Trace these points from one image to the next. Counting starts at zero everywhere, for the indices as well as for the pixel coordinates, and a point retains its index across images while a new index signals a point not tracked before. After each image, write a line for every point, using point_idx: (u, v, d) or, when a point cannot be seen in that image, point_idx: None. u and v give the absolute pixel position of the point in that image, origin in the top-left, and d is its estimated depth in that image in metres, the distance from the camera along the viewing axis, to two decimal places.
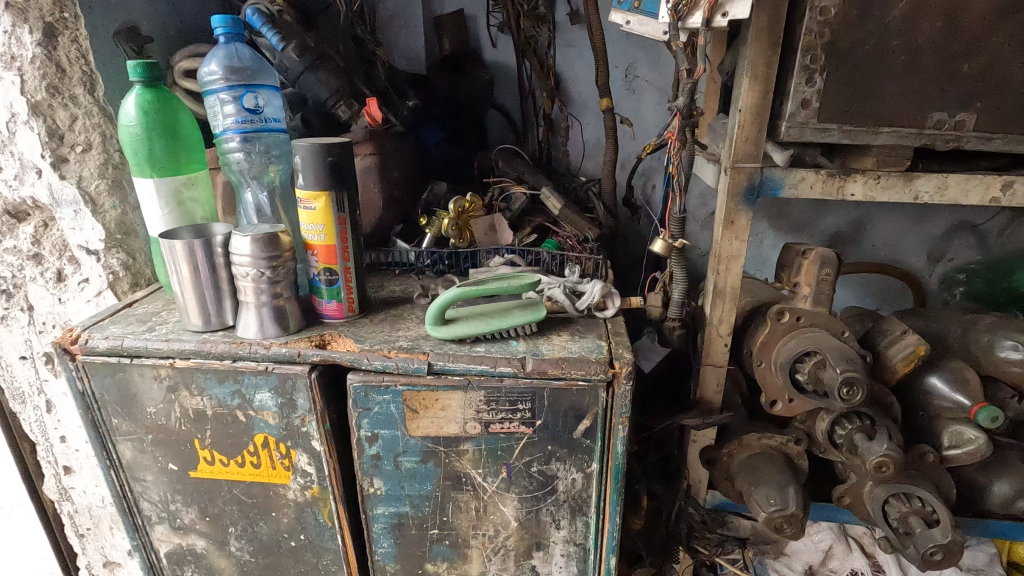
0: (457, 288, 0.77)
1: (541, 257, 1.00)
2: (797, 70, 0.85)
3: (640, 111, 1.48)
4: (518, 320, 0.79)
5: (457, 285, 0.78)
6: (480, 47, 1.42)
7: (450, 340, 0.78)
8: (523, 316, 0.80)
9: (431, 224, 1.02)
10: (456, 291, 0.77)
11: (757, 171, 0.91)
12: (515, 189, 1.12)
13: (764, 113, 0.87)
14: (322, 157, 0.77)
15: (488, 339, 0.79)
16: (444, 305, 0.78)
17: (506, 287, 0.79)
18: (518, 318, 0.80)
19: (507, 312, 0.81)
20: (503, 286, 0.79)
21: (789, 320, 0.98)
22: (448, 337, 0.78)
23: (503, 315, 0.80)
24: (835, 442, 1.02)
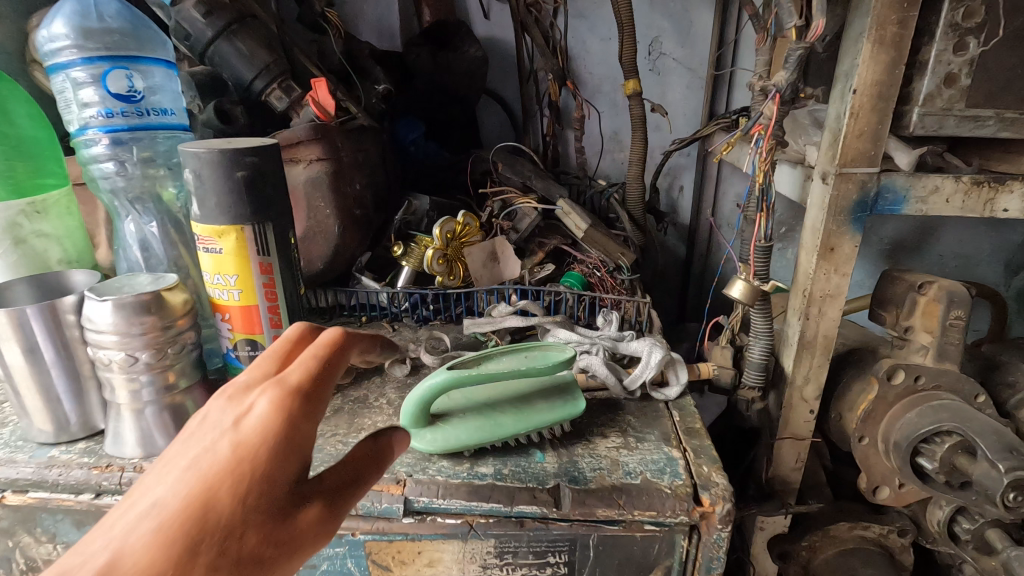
0: (447, 374, 0.49)
1: (563, 299, 0.73)
2: (941, 31, 0.58)
3: (666, 96, 1.21)
4: (546, 419, 0.52)
5: (446, 369, 0.50)
6: (469, 18, 1.15)
7: (434, 452, 0.50)
8: (553, 410, 0.52)
9: (409, 254, 0.74)
10: (444, 379, 0.49)
11: (873, 178, 0.63)
12: (521, 201, 0.83)
13: (890, 94, 0.60)
14: (227, 172, 0.47)
15: (497, 446, 0.52)
16: (428, 398, 0.50)
17: (526, 372, 0.51)
18: (542, 415, 0.52)
19: (524, 404, 0.53)
20: (522, 371, 0.51)
21: (903, 382, 0.72)
22: (429, 448, 0.50)
23: (519, 408, 0.52)
24: (956, 535, 0.76)
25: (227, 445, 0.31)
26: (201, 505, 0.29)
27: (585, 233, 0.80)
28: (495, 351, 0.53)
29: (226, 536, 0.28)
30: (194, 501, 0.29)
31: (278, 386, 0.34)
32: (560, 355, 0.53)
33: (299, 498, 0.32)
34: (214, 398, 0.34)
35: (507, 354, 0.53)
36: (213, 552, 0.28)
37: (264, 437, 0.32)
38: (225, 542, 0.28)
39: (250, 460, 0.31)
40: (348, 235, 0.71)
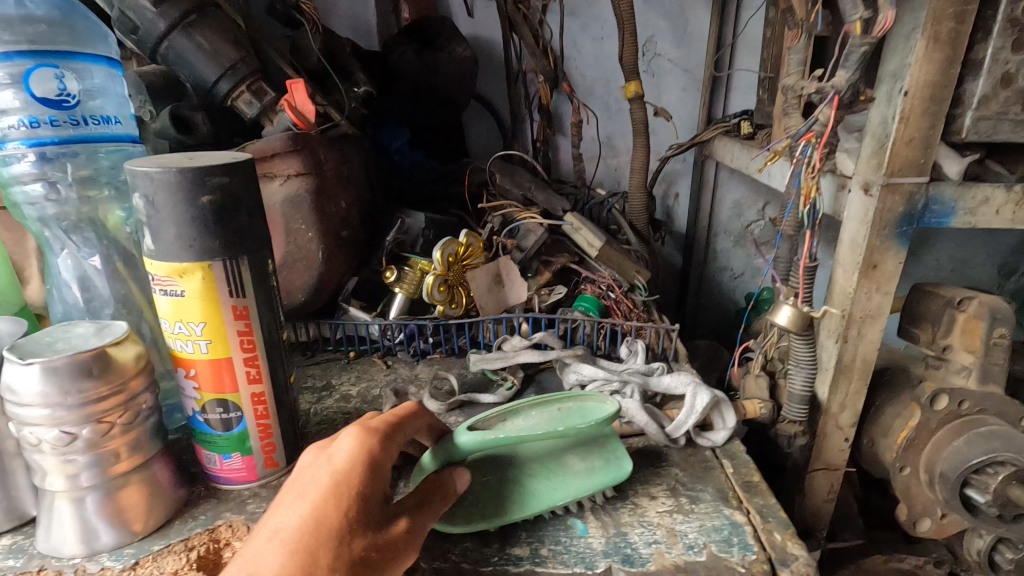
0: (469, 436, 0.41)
1: (580, 327, 0.65)
2: (1000, 27, 0.52)
3: (663, 99, 1.14)
4: (587, 484, 0.43)
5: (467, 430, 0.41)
6: (452, 15, 1.07)
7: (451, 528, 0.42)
8: (594, 472, 0.44)
9: (403, 279, 0.65)
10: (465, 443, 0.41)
11: (921, 188, 0.58)
12: (523, 216, 0.75)
13: (942, 96, 0.54)
14: (190, 198, 0.38)
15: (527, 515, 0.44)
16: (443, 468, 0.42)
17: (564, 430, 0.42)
18: (579, 480, 0.44)
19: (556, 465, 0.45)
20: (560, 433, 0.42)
21: (946, 406, 0.66)
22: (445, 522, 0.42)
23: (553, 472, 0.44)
24: (994, 564, 0.70)
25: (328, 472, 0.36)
26: (313, 521, 0.33)
27: (599, 250, 0.72)
28: (522, 404, 0.45)
29: (338, 541, 0.33)
30: (313, 509, 0.34)
31: (362, 426, 0.39)
32: (601, 410, 0.45)
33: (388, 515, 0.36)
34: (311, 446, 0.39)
35: (537, 408, 0.45)
36: (331, 556, 0.32)
37: (356, 468, 0.36)
38: (338, 547, 0.33)
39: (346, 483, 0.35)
40: (334, 261, 0.62)
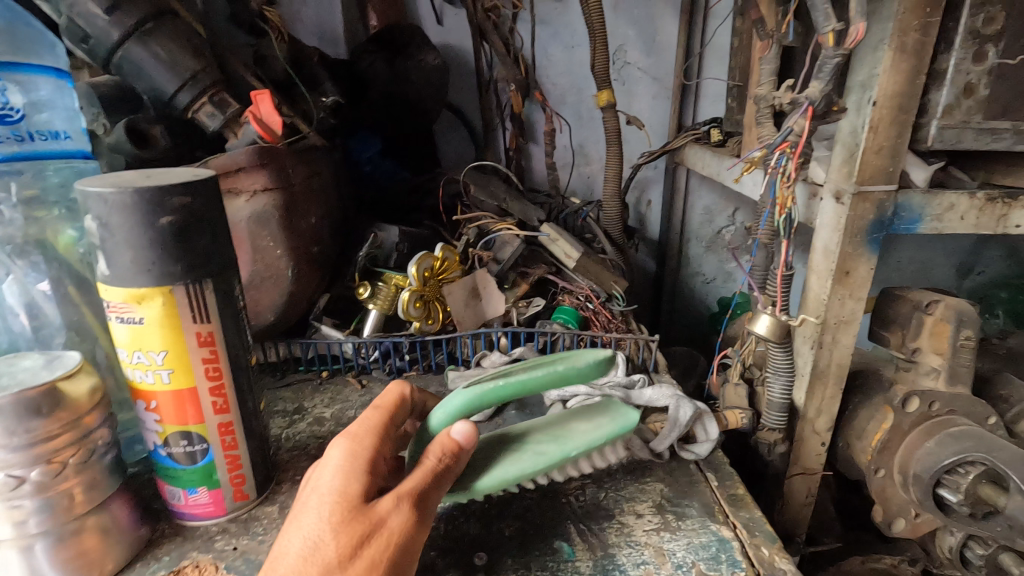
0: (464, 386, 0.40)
1: (559, 341, 0.64)
2: (961, 38, 0.54)
3: (634, 107, 1.15)
4: (592, 438, 0.42)
5: (464, 385, 0.41)
6: (421, 23, 1.06)
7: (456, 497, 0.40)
8: (598, 428, 0.43)
9: (376, 296, 0.63)
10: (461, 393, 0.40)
11: (890, 196, 0.59)
12: (499, 227, 0.74)
13: (908, 106, 0.56)
14: (149, 219, 0.35)
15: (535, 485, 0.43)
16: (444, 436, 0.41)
17: (562, 376, 0.41)
18: (588, 434, 0.43)
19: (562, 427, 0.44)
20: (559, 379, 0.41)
21: (917, 408, 0.68)
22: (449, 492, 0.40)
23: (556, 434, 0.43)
24: (965, 560, 0.72)
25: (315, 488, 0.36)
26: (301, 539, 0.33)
27: (576, 262, 0.71)
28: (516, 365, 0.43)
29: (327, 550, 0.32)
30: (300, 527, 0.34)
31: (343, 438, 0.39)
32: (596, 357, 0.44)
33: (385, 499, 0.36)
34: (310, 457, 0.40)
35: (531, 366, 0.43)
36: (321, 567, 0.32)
37: (339, 478, 0.36)
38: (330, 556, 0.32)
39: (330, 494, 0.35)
40: (305, 278, 0.59)
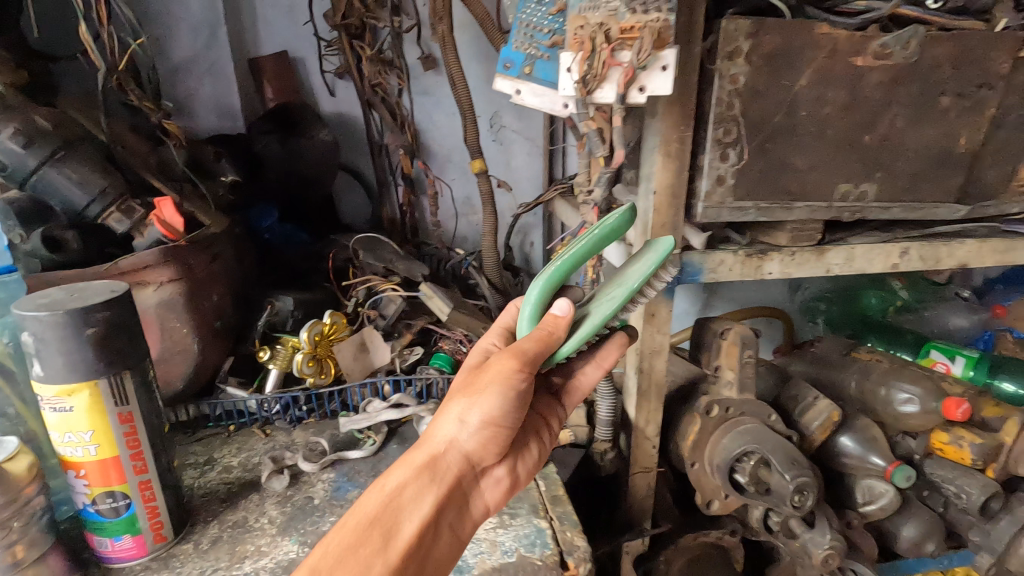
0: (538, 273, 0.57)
1: (433, 383, 0.78)
2: (710, 145, 0.74)
3: (512, 164, 1.33)
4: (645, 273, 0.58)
5: (538, 276, 0.58)
6: (315, 96, 1.20)
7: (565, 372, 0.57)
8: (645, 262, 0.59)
9: (276, 356, 0.74)
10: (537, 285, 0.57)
11: (676, 258, 0.78)
12: (385, 288, 0.88)
13: (679, 194, 0.75)
14: (76, 331, 0.46)
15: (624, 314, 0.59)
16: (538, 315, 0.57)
17: (601, 235, 0.56)
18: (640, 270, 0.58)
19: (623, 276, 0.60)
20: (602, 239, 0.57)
21: (717, 414, 0.88)
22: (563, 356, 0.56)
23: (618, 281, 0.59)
24: (769, 526, 0.93)
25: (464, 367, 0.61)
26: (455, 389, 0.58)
27: (449, 316, 0.85)
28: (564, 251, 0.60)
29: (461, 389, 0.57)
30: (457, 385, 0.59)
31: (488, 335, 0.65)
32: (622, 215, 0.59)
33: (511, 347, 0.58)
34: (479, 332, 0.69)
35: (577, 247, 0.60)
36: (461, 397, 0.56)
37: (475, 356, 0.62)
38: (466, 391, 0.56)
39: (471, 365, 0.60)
40: (209, 348, 0.70)
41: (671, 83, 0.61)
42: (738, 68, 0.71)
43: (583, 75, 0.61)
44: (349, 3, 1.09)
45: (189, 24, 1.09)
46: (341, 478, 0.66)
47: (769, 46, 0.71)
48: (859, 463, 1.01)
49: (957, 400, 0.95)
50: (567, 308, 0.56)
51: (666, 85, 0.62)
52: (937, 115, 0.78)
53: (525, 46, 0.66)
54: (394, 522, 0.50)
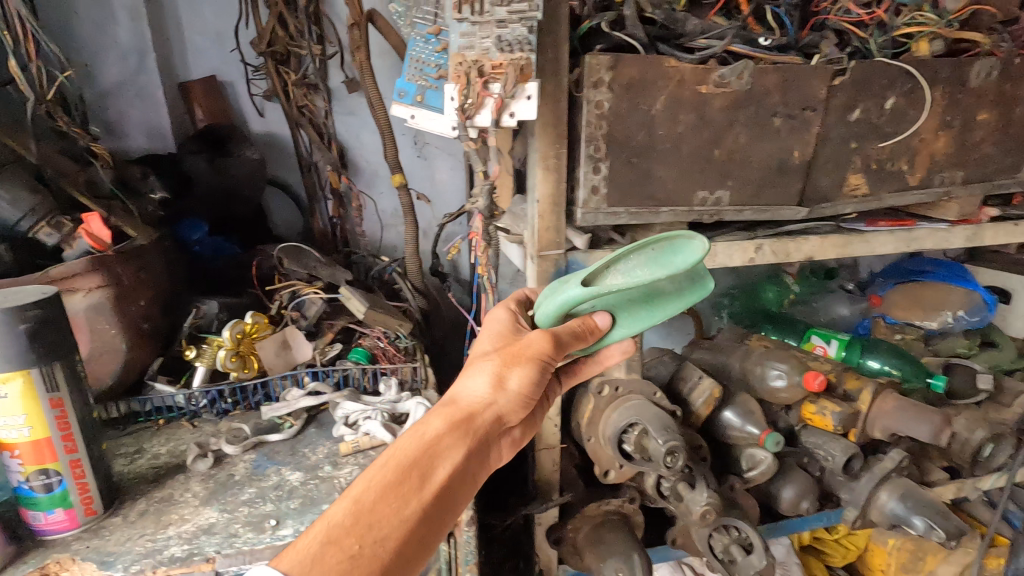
0: (581, 289, 0.67)
1: (350, 375, 0.87)
2: (583, 159, 0.87)
3: (436, 177, 1.44)
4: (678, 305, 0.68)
5: (584, 291, 0.66)
6: (244, 117, 1.29)
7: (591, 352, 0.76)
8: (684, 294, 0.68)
9: (201, 355, 0.83)
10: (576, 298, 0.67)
11: (562, 256, 0.91)
12: (308, 292, 0.97)
13: (559, 202, 0.88)
14: (10, 326, 0.54)
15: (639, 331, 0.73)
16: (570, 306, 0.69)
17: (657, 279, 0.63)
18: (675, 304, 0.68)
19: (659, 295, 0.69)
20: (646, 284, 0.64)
21: (608, 392, 1.02)
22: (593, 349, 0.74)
23: (654, 300, 0.69)
24: (663, 492, 1.06)
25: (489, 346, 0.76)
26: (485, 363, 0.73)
27: (365, 314, 0.95)
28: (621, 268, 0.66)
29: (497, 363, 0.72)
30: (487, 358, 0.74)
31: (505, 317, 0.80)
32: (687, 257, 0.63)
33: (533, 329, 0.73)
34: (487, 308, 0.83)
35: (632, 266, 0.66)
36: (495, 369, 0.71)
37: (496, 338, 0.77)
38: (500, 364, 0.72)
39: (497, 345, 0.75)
40: (137, 346, 0.79)
41: (535, 109, 0.73)
42: (602, 95, 0.84)
43: (463, 103, 0.72)
44: (273, 32, 1.19)
45: (119, 50, 1.18)
46: (261, 458, 0.75)
47: (627, 76, 0.85)
48: (740, 433, 1.16)
49: (814, 372, 1.11)
50: (603, 321, 0.71)
51: (530, 111, 0.73)
52: (772, 132, 0.93)
53: (416, 78, 0.77)
54: (429, 466, 0.62)
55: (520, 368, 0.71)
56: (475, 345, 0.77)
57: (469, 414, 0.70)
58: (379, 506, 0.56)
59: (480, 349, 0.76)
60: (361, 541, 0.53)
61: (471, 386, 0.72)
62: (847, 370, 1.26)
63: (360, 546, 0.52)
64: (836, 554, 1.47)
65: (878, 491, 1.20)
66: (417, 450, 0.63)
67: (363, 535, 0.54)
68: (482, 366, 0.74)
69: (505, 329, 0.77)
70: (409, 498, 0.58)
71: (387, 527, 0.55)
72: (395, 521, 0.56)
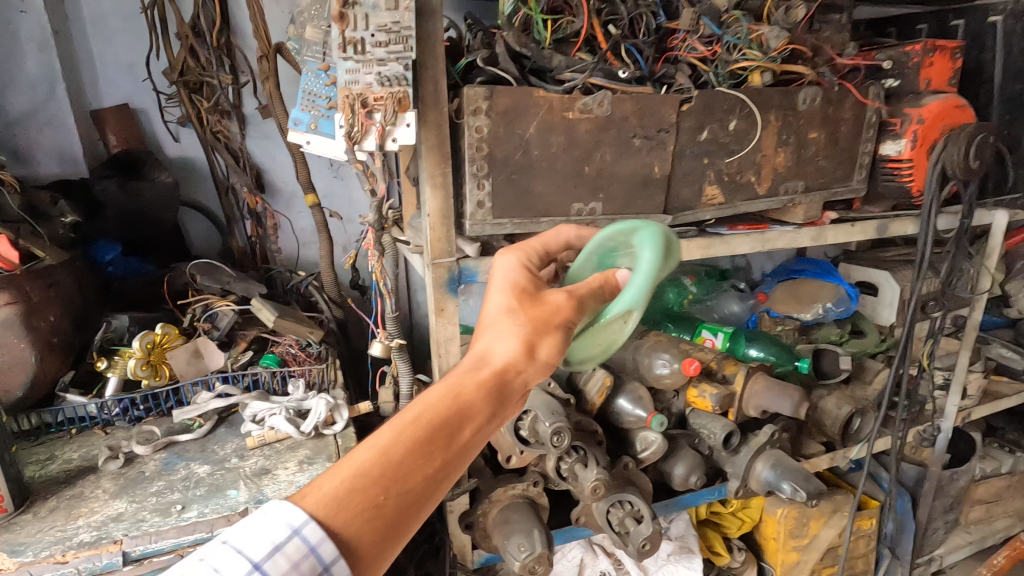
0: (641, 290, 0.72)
1: (259, 377, 1.01)
2: (469, 178, 0.99)
3: (354, 195, 1.51)
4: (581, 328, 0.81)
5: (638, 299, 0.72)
6: (159, 142, 1.35)
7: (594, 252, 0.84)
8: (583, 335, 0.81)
9: (114, 365, 0.97)
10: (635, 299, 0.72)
11: (454, 263, 1.02)
12: (220, 305, 1.09)
13: (448, 214, 0.99)
14: None
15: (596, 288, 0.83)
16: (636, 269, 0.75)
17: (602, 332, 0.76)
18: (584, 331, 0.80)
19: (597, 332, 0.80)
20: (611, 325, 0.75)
21: None
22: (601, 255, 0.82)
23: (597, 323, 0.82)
24: (563, 474, 1.17)
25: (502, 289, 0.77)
26: (506, 311, 0.75)
27: (275, 323, 1.04)
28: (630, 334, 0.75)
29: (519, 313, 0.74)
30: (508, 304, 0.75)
31: (515, 257, 0.82)
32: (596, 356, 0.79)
33: (555, 292, 0.75)
34: (498, 253, 0.83)
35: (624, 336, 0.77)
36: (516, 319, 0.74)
37: (511, 277, 0.79)
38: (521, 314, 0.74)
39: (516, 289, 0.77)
40: (46, 361, 0.91)
41: (413, 135, 0.85)
42: (481, 121, 0.96)
43: (350, 130, 0.83)
44: (185, 63, 1.28)
45: (27, 80, 1.21)
46: (172, 455, 0.91)
47: (502, 104, 0.97)
48: (631, 417, 1.29)
49: (690, 360, 1.26)
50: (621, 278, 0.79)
51: (410, 137, 0.85)
52: (634, 151, 1.08)
53: (309, 108, 0.87)
54: (455, 421, 0.65)
55: (547, 335, 0.73)
56: (493, 294, 0.78)
57: (499, 372, 0.70)
58: (405, 461, 0.60)
59: (499, 301, 0.76)
60: (387, 494, 0.58)
61: (500, 345, 0.72)
62: (727, 357, 1.43)
63: (384, 498, 0.58)
64: (732, 525, 1.63)
65: (755, 462, 1.36)
66: (443, 405, 0.66)
67: (390, 486, 0.58)
68: (503, 316, 0.75)
69: (525, 281, 0.78)
70: (435, 453, 0.62)
71: (412, 480, 0.60)
72: (421, 475, 0.61)
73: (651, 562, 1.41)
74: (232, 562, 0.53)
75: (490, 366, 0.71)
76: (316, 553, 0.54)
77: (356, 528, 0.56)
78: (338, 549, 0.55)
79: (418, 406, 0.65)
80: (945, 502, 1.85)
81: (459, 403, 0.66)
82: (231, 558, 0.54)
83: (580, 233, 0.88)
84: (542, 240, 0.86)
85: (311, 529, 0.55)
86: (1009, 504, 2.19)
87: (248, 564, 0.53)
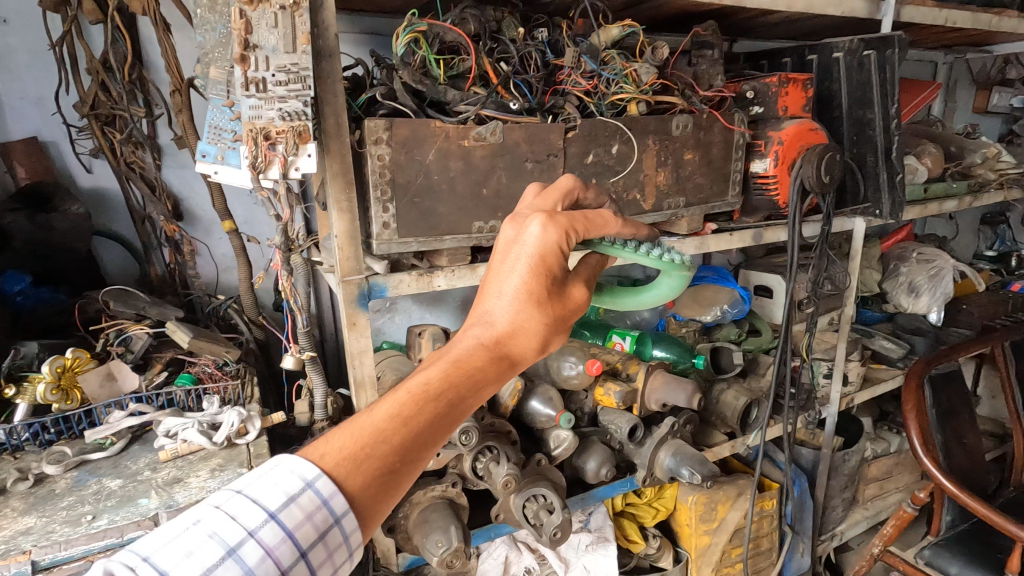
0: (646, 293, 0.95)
1: (174, 396, 1.07)
2: (374, 202, 1.08)
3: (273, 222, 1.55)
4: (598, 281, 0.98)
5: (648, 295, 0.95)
6: (71, 173, 1.37)
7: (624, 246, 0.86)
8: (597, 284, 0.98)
9: (22, 392, 1.00)
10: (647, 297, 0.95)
11: (363, 280, 1.11)
12: (133, 329, 1.13)
13: (355, 236, 1.07)
14: None
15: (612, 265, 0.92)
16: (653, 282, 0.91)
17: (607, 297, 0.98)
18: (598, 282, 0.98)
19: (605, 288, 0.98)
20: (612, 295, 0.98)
21: None
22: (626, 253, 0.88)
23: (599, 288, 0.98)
24: (478, 472, 1.26)
25: (532, 271, 0.78)
26: (530, 299, 0.78)
27: (189, 343, 1.09)
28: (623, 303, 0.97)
29: (539, 305, 0.78)
30: (533, 292, 0.78)
31: (556, 231, 0.78)
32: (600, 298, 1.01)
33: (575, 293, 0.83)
34: (535, 222, 0.79)
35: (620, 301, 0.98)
36: (536, 312, 0.78)
37: (542, 262, 0.78)
38: (540, 308, 0.78)
39: (542, 279, 0.79)
40: None
41: (315, 164, 0.94)
42: (382, 150, 1.06)
43: (254, 161, 0.91)
44: (96, 97, 1.31)
45: None
46: (83, 473, 0.95)
47: (402, 135, 1.07)
48: (543, 418, 1.40)
49: (592, 360, 1.39)
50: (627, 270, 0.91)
51: (312, 165, 0.94)
52: (526, 173, 1.20)
53: (216, 141, 0.94)
54: (464, 401, 0.74)
55: (556, 332, 0.82)
56: (518, 273, 0.79)
57: (507, 354, 0.79)
58: (420, 435, 0.69)
59: (523, 286, 0.78)
60: (402, 461, 0.68)
61: (519, 332, 0.78)
62: (631, 357, 1.56)
63: (398, 466, 0.68)
64: (647, 514, 1.75)
65: (658, 451, 1.50)
66: (458, 385, 0.73)
67: (405, 456, 0.68)
68: (529, 301, 0.78)
69: (550, 269, 0.79)
70: (444, 428, 0.72)
71: (423, 450, 0.70)
72: (431, 446, 0.71)
73: (570, 552, 1.52)
74: (249, 511, 0.64)
75: (501, 347, 0.78)
76: (328, 506, 0.65)
77: (369, 487, 0.67)
78: (351, 501, 0.67)
79: (436, 382, 0.72)
80: (839, 480, 2.04)
81: (472, 382, 0.75)
82: (247, 507, 0.64)
83: (621, 234, 0.84)
84: (588, 223, 0.81)
85: (322, 483, 0.66)
86: (898, 479, 2.44)
87: (263, 513, 0.64)
